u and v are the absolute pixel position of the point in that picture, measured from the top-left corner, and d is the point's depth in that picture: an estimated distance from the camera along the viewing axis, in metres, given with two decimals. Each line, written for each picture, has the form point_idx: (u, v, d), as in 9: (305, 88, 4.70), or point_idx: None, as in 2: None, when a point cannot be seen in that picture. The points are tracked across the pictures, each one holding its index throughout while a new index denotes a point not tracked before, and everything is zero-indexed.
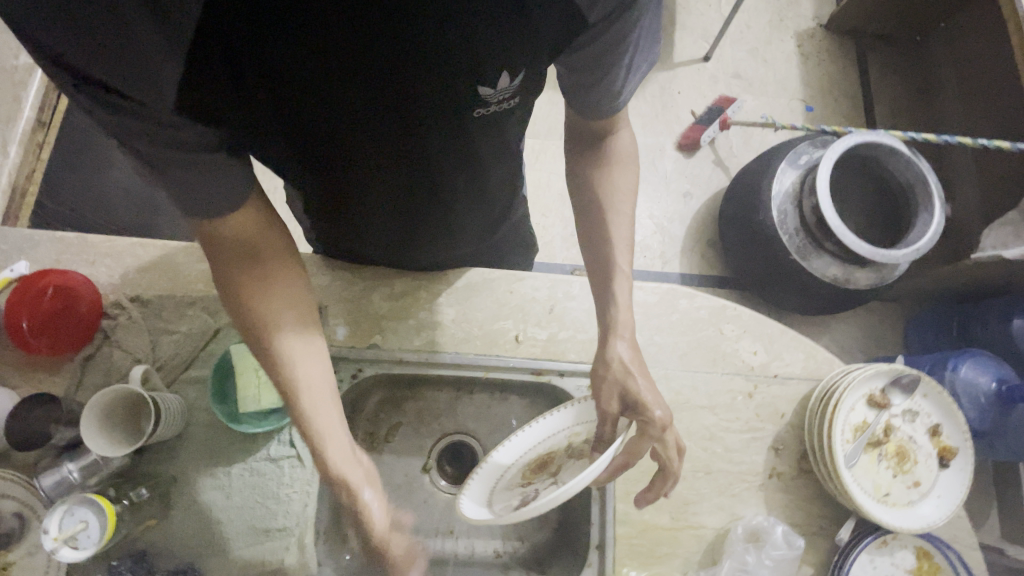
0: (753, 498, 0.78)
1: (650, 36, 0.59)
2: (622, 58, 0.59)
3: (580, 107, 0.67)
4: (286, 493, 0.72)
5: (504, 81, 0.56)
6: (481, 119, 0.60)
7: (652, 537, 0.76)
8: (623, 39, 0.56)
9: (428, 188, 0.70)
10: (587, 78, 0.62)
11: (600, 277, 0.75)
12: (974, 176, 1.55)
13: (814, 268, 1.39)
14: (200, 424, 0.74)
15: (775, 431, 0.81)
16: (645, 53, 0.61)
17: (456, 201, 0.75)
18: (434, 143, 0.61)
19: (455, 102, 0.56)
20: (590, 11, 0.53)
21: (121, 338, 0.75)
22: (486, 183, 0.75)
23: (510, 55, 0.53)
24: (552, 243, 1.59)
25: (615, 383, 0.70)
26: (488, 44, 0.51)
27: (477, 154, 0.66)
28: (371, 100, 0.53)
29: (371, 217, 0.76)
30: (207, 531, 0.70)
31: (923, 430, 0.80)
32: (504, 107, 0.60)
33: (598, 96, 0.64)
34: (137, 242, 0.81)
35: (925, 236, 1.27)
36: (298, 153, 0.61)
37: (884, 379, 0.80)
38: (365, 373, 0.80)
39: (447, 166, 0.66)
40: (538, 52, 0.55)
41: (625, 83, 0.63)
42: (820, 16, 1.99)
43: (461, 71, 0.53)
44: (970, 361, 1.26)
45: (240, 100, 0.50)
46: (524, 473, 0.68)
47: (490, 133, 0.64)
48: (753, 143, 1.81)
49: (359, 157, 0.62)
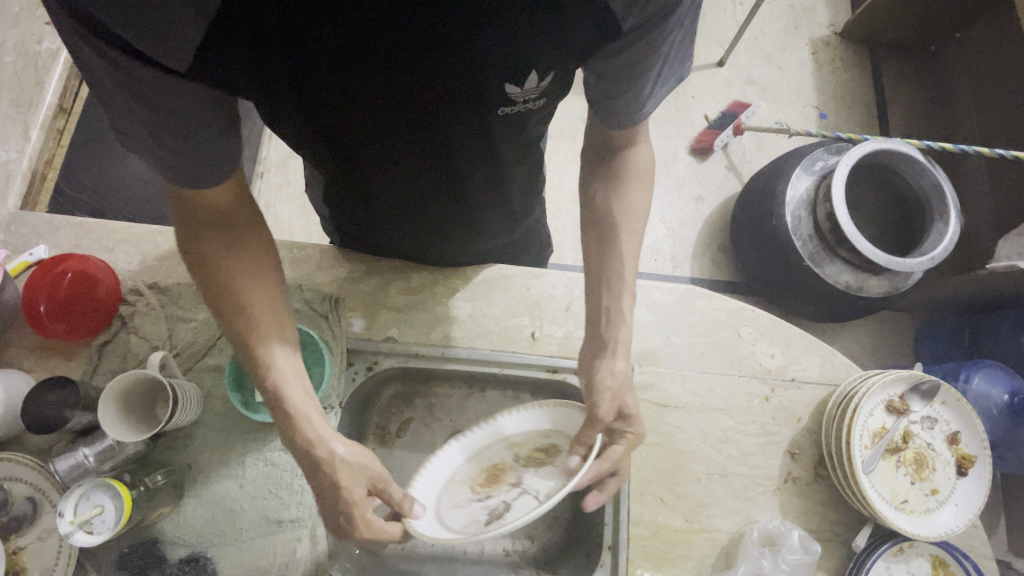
0: (768, 502, 0.78)
1: (678, 52, 0.60)
2: (650, 71, 0.58)
3: (601, 115, 0.67)
4: (300, 484, 0.72)
5: (533, 81, 0.56)
6: (504, 118, 0.60)
7: (665, 539, 0.76)
8: (653, 53, 0.57)
9: (448, 183, 0.70)
10: (609, 89, 0.61)
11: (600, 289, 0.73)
12: (990, 187, 1.54)
13: (826, 274, 1.38)
14: (215, 413, 0.73)
15: (791, 435, 0.81)
16: (672, 69, 0.61)
17: (474, 197, 0.74)
18: (456, 137, 0.61)
19: (481, 99, 0.56)
20: (625, 17, 0.52)
21: (138, 325, 0.75)
22: (506, 184, 0.75)
23: (541, 56, 0.53)
24: (563, 244, 1.59)
25: (613, 396, 0.69)
26: (520, 42, 0.51)
27: (499, 151, 0.66)
28: (395, 87, 0.53)
29: (387, 207, 0.75)
30: (220, 520, 0.69)
31: (941, 437, 0.79)
32: (529, 108, 0.60)
33: (624, 106, 0.63)
34: (155, 229, 0.81)
35: (940, 246, 1.26)
36: (317, 137, 0.60)
37: (904, 385, 0.79)
38: (381, 366, 0.79)
39: (467, 162, 0.66)
40: (568, 57, 0.55)
41: (649, 95, 0.62)
42: (836, 24, 1.99)
43: (489, 68, 0.52)
44: (982, 372, 1.30)
45: (262, 74, 0.50)
46: (476, 483, 0.73)
47: (515, 134, 0.64)
48: (766, 149, 1.81)
49: (379, 145, 0.61)
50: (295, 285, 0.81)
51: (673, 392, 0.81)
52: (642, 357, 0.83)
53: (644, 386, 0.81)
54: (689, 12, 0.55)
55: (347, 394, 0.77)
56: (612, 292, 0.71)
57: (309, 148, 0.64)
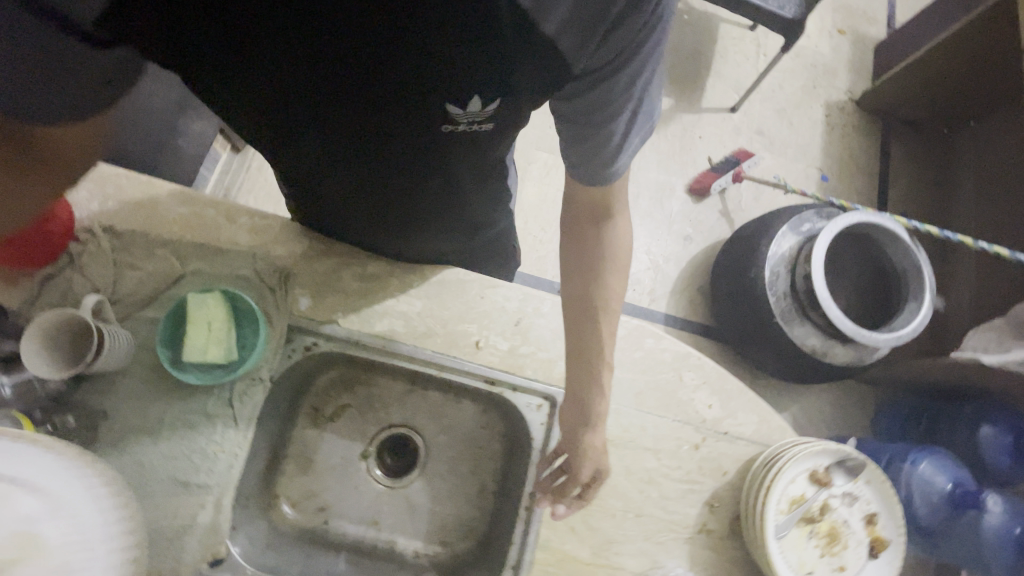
0: (677, 549, 0.78)
1: (646, 108, 0.61)
2: (611, 123, 0.59)
3: (570, 169, 0.66)
4: (214, 451, 0.72)
5: (477, 106, 0.56)
6: (450, 135, 0.61)
7: (569, 569, 0.76)
8: (613, 103, 0.58)
9: (394, 181, 0.71)
10: (575, 138, 0.62)
11: (580, 373, 0.73)
12: (974, 277, 1.56)
13: (794, 334, 1.38)
14: (143, 365, 0.73)
15: (713, 487, 0.81)
16: (640, 124, 0.62)
17: (427, 198, 0.75)
18: (400, 142, 0.62)
19: (423, 112, 0.57)
20: (576, 62, 0.53)
21: (85, 265, 0.74)
22: (457, 193, 0.75)
23: (483, 84, 0.54)
24: (545, 258, 1.66)
25: (590, 459, 0.73)
26: (460, 65, 0.51)
27: (447, 163, 0.67)
28: (335, 87, 0.54)
29: (341, 196, 0.75)
30: (127, 474, 0.69)
31: (859, 515, 0.78)
32: (476, 130, 0.61)
33: (595, 155, 0.63)
34: (122, 171, 0.79)
35: (911, 324, 1.29)
36: (264, 121, 0.61)
37: (830, 457, 0.79)
38: (320, 347, 0.79)
39: (414, 166, 0.67)
40: (517, 90, 0.55)
41: (619, 154, 0.63)
42: (853, 91, 2.02)
43: (429, 85, 0.53)
44: (929, 458, 1.31)
45: (204, 48, 0.51)
46: None
47: (464, 151, 0.65)
48: (762, 202, 1.82)
49: (323, 137, 0.62)
50: (249, 252, 0.79)
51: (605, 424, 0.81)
52: None
53: None
54: (649, 65, 0.56)
55: (279, 370, 0.77)
56: (593, 370, 0.72)
57: (254, 128, 0.64)
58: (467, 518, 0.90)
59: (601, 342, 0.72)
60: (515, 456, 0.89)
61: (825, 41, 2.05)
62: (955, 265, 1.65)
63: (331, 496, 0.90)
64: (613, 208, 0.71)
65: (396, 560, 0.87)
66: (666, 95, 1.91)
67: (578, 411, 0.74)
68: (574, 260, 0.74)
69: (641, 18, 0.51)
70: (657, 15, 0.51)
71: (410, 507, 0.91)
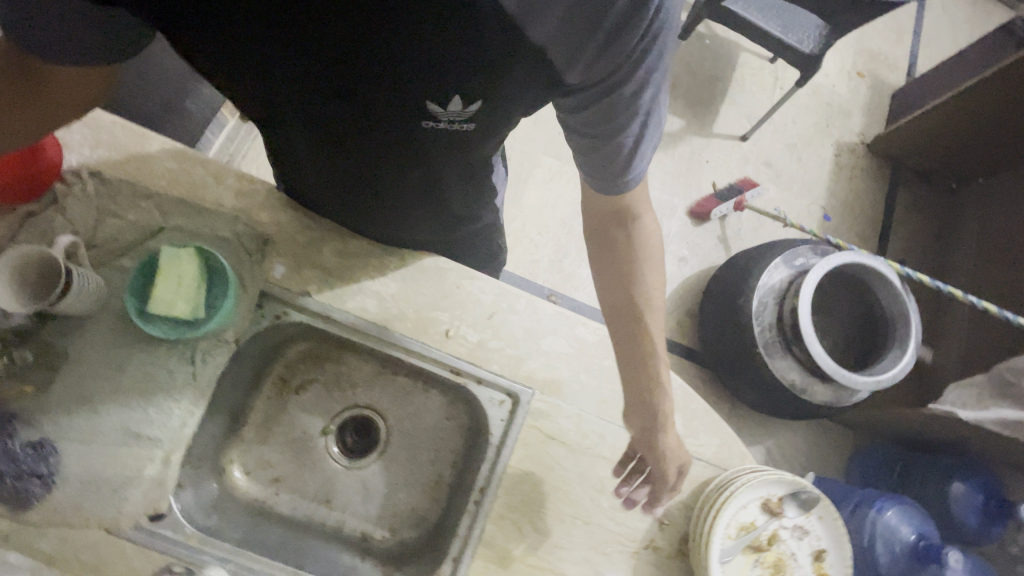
0: (622, 562, 0.78)
1: (657, 119, 0.61)
2: (623, 139, 0.60)
3: (587, 178, 0.68)
4: (170, 406, 0.72)
5: (458, 105, 0.58)
6: (433, 130, 0.62)
7: (510, 568, 0.75)
8: (623, 120, 0.59)
9: (379, 170, 0.73)
10: (589, 153, 0.64)
11: (635, 376, 0.75)
12: (965, 332, 1.55)
13: (776, 367, 1.37)
14: (111, 313, 0.73)
15: (666, 505, 0.80)
16: (653, 135, 0.62)
17: (410, 187, 0.77)
18: (384, 132, 0.64)
19: (408, 106, 0.59)
20: (568, 72, 0.55)
21: (67, 206, 0.74)
22: (439, 185, 0.77)
23: (466, 85, 0.56)
24: (539, 263, 1.67)
25: (673, 458, 0.75)
26: (444, 64, 0.53)
27: (431, 157, 0.68)
28: (324, 73, 0.56)
29: (330, 178, 0.76)
30: (79, 417, 0.69)
31: (807, 550, 0.78)
32: (457, 129, 0.62)
33: (602, 165, 0.64)
34: (117, 119, 0.80)
35: (892, 369, 1.28)
36: (256, 97, 0.63)
37: (785, 488, 0.78)
38: (289, 317, 0.79)
39: (397, 157, 0.69)
40: (499, 94, 0.57)
41: (636, 167, 0.64)
42: (866, 135, 2.02)
43: (414, 81, 0.55)
44: (896, 507, 1.30)
45: (199, 23, 0.53)
46: None
47: (446, 148, 0.67)
48: (761, 232, 1.83)
49: (311, 119, 0.64)
50: (231, 214, 0.79)
51: (565, 427, 0.81)
52: (546, 386, 0.83)
53: (538, 413, 0.81)
54: (655, 78, 0.55)
55: (246, 335, 0.77)
56: (648, 372, 0.74)
57: (247, 106, 0.67)
58: (419, 508, 0.90)
59: (651, 345, 0.73)
60: (473, 452, 0.88)
61: (843, 82, 2.05)
62: (948, 319, 1.64)
63: (287, 468, 0.90)
64: (636, 208, 0.71)
65: (342, 540, 0.87)
66: (678, 117, 1.92)
67: (646, 419, 0.75)
68: (611, 265, 0.74)
69: (637, 34, 0.51)
70: (657, 28, 0.51)
71: (365, 489, 0.91)
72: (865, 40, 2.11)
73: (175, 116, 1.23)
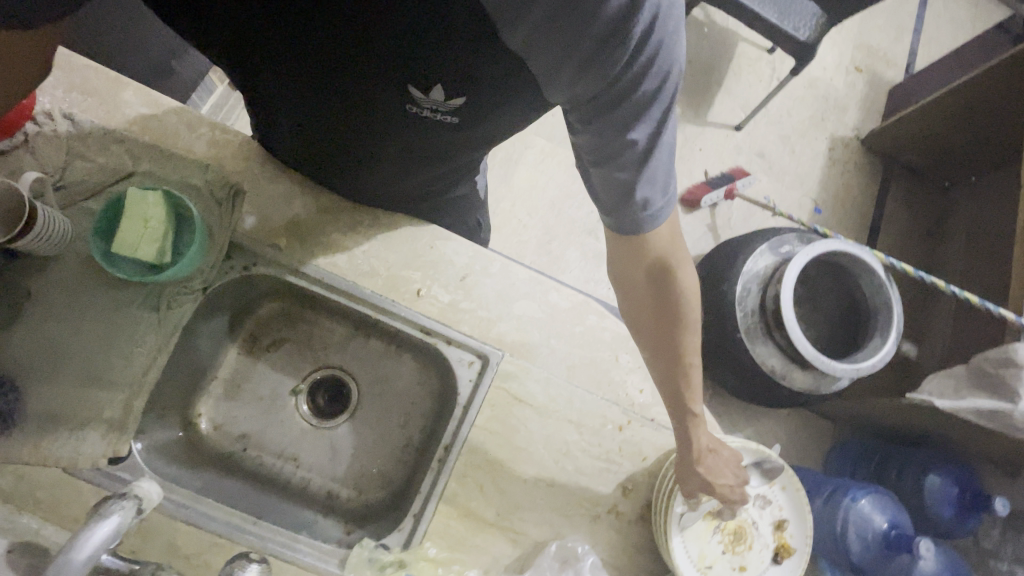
0: (582, 525, 0.77)
1: (661, 162, 0.58)
2: (620, 172, 0.58)
3: (598, 207, 0.65)
4: (133, 350, 0.72)
5: (438, 96, 0.62)
6: (417, 115, 0.66)
7: (470, 526, 0.75)
8: (619, 150, 0.56)
9: (361, 145, 0.75)
10: (594, 187, 0.63)
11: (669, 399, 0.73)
12: (951, 326, 1.54)
13: (756, 353, 1.36)
14: (77, 255, 0.72)
15: (629, 470, 0.80)
16: (661, 183, 0.59)
17: (386, 160, 0.78)
18: (372, 111, 0.67)
19: (394, 91, 0.62)
20: (552, 84, 0.56)
21: (39, 148, 0.74)
22: (417, 161, 0.79)
23: (445, 75, 0.59)
24: (526, 243, 1.66)
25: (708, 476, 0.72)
26: (424, 53, 0.56)
27: (416, 137, 0.71)
28: (316, 52, 0.59)
29: (316, 150, 0.78)
30: (43, 357, 0.69)
31: (769, 520, 0.79)
32: (439, 117, 0.66)
33: (603, 185, 0.61)
34: (92, 64, 0.79)
35: (872, 358, 1.28)
36: (254, 66, 0.66)
37: (749, 457, 0.79)
38: (258, 270, 0.79)
39: (383, 134, 0.71)
40: (477, 83, 0.60)
41: (644, 215, 0.61)
42: (861, 130, 2.02)
43: (396, 68, 0.59)
44: (870, 496, 1.23)
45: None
46: None
47: (427, 132, 0.70)
48: (751, 222, 1.82)
49: (304, 91, 0.66)
50: (204, 162, 0.79)
51: (532, 390, 0.81)
52: (515, 349, 0.82)
53: (507, 375, 0.81)
54: (649, 112, 0.54)
55: (213, 284, 0.77)
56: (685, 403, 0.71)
57: (241, 74, 0.69)
58: (386, 470, 0.89)
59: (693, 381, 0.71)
60: (442, 415, 0.86)
61: (841, 76, 2.05)
62: (933, 314, 1.64)
63: (256, 425, 0.89)
64: (673, 257, 0.66)
65: (308, 497, 0.86)
66: None
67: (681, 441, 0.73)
68: (644, 301, 0.71)
69: (626, 50, 0.50)
70: (647, 56, 0.50)
71: (334, 449, 0.91)
72: (864, 34, 2.10)
73: (160, 76, 1.22)
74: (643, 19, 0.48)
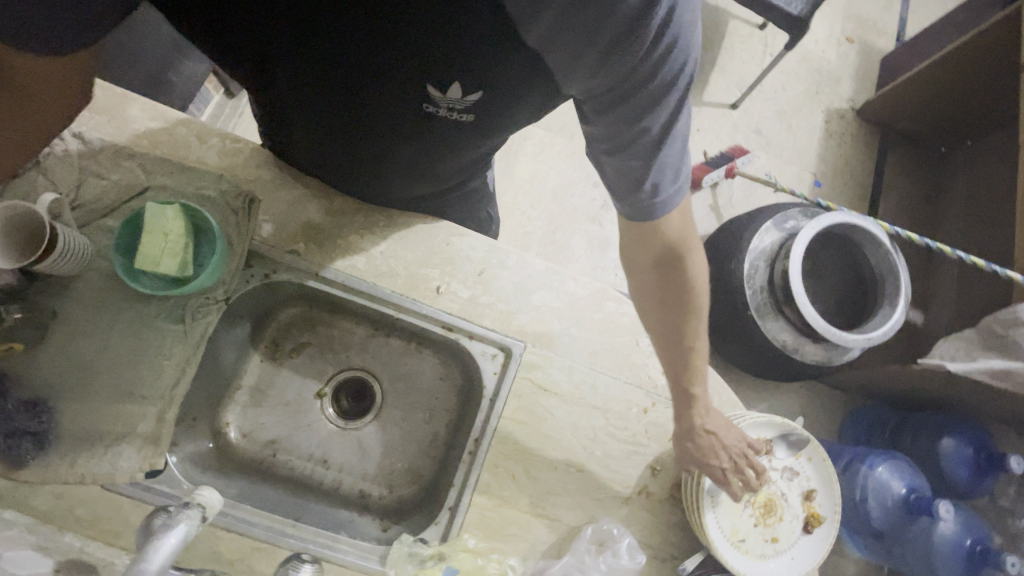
0: (615, 508, 0.79)
1: (674, 151, 0.58)
2: (632, 161, 0.59)
3: (610, 195, 0.65)
4: (161, 364, 0.72)
5: (457, 93, 0.62)
6: (433, 114, 0.66)
7: (505, 515, 0.76)
8: (632, 139, 0.57)
9: (376, 147, 0.75)
10: (606, 176, 0.64)
11: (679, 381, 0.75)
12: (957, 291, 1.55)
13: (767, 329, 1.37)
14: (99, 273, 0.73)
15: (657, 451, 0.82)
16: (673, 172, 0.60)
17: (402, 161, 0.78)
18: (387, 112, 0.67)
19: (410, 92, 0.63)
20: (568, 75, 0.56)
21: (51, 169, 0.73)
22: (430, 160, 0.79)
23: (462, 74, 0.59)
24: (531, 235, 1.66)
25: (707, 451, 0.74)
26: (440, 54, 0.57)
27: (431, 136, 0.72)
28: (330, 56, 0.59)
29: (330, 154, 0.78)
30: (73, 375, 0.70)
31: (797, 491, 0.81)
32: (455, 116, 0.67)
33: (616, 173, 0.62)
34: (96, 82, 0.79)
35: (882, 327, 1.29)
36: (268, 73, 0.66)
37: (774, 431, 0.81)
38: (277, 277, 0.79)
39: (398, 135, 0.72)
40: (493, 82, 0.60)
41: (655, 202, 0.62)
42: (855, 101, 2.02)
43: (410, 69, 0.59)
44: (887, 462, 1.24)
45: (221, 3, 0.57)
46: None
47: (441, 131, 0.70)
48: (752, 200, 1.83)
49: (317, 96, 0.66)
50: (216, 173, 0.79)
51: (556, 378, 0.82)
52: (538, 339, 0.83)
53: (530, 365, 0.82)
54: (667, 100, 0.54)
55: (235, 293, 0.77)
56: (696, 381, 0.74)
57: (254, 82, 0.69)
58: (415, 465, 0.90)
59: (697, 361, 0.73)
60: (467, 409, 0.87)
61: (833, 48, 2.04)
62: (938, 279, 1.66)
63: (284, 430, 0.90)
64: (686, 244, 0.68)
65: (340, 496, 0.87)
66: None
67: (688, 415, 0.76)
68: (653, 290, 0.73)
69: (644, 41, 0.50)
70: (665, 45, 0.51)
71: (362, 449, 0.91)
72: (853, 5, 2.09)
73: (158, 89, 1.22)
74: (661, 10, 0.49)
